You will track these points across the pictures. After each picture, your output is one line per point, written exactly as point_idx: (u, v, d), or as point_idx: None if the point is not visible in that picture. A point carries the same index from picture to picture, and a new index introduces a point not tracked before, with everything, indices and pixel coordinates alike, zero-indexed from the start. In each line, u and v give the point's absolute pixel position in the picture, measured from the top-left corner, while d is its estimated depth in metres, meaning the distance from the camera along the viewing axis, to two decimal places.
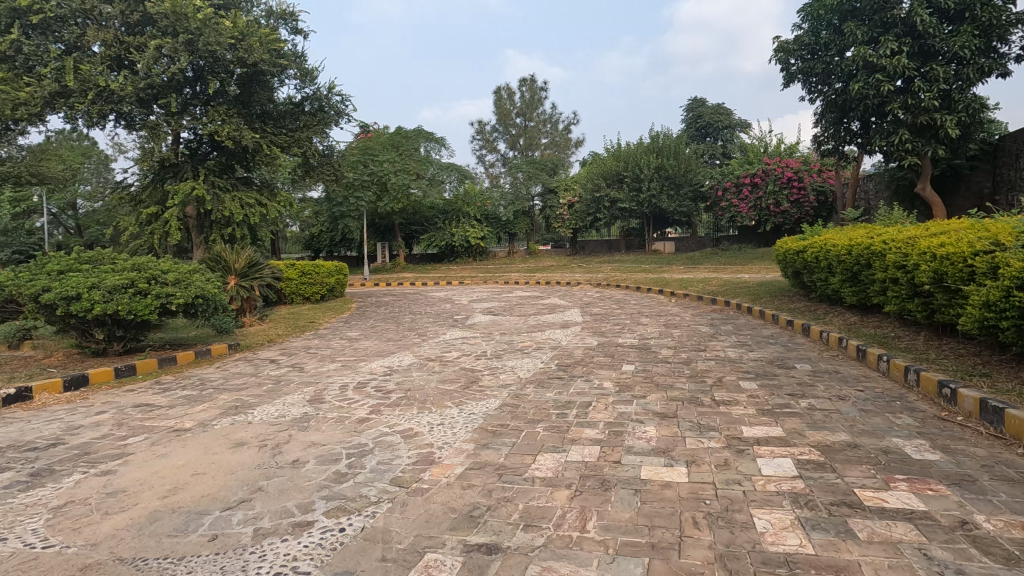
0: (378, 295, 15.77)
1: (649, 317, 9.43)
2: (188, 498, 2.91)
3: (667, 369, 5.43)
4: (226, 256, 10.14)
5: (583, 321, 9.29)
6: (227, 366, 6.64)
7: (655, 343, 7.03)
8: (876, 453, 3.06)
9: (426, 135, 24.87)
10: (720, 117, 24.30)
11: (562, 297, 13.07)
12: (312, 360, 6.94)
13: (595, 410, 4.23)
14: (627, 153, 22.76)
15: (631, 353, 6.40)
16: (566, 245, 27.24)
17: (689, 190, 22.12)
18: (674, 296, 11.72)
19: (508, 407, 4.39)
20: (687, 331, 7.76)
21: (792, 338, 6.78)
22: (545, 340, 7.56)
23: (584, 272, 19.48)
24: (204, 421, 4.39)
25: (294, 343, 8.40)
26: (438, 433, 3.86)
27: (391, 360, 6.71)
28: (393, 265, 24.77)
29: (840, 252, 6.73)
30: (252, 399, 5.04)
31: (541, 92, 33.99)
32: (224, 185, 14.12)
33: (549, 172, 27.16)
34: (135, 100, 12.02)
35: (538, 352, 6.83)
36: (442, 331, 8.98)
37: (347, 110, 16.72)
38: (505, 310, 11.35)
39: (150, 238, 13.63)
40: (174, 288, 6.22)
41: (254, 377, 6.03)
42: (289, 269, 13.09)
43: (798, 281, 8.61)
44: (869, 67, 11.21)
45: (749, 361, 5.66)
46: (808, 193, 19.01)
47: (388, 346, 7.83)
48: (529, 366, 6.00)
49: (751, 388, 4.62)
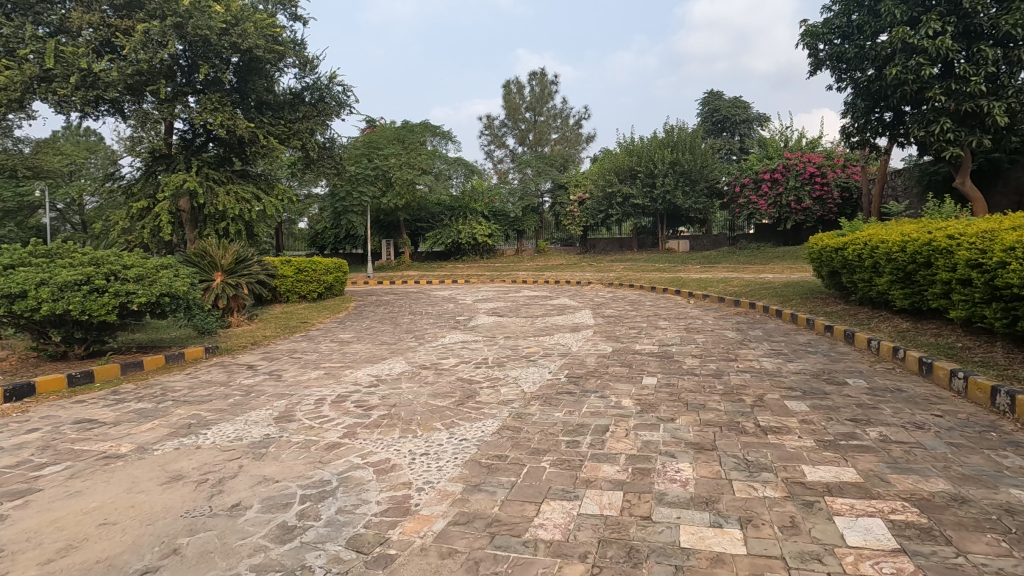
0: (379, 294, 15.05)
1: (667, 320, 8.63)
2: (78, 566, 2.19)
3: (696, 383, 4.66)
4: (212, 251, 9.40)
5: (596, 324, 8.51)
6: (197, 373, 5.94)
7: (678, 350, 6.25)
8: (997, 513, 2.29)
9: (432, 129, 24.16)
10: (737, 111, 23.32)
11: (572, 297, 12.31)
12: (294, 367, 6.22)
13: (613, 437, 3.47)
14: (640, 148, 21.90)
15: (651, 362, 5.63)
16: (575, 243, 26.45)
17: (705, 186, 21.25)
18: (692, 296, 10.92)
19: (508, 432, 3.64)
20: (712, 338, 6.96)
21: (834, 347, 5.96)
22: (554, 346, 6.81)
23: (595, 271, 18.68)
24: (144, 445, 3.68)
25: (280, 346, 7.68)
26: (420, 467, 3.11)
27: (381, 367, 5.99)
28: (399, 263, 24.15)
29: (890, 248, 5.91)
30: (212, 415, 4.33)
31: (552, 86, 33.16)
32: (219, 177, 13.50)
33: (559, 167, 26.50)
34: (122, 87, 11.38)
35: (545, 359, 6.06)
36: (442, 334, 8.24)
37: (349, 101, 16.08)
38: (511, 311, 10.62)
39: (142, 233, 13.04)
40: (137, 285, 5.54)
41: (224, 387, 5.32)
42: (286, 266, 12.29)
43: (835, 283, 7.78)
44: (908, 50, 10.38)
45: (791, 375, 4.86)
46: (831, 190, 18.04)
47: (380, 351, 7.09)
48: (535, 376, 5.24)
49: (801, 410, 3.84)
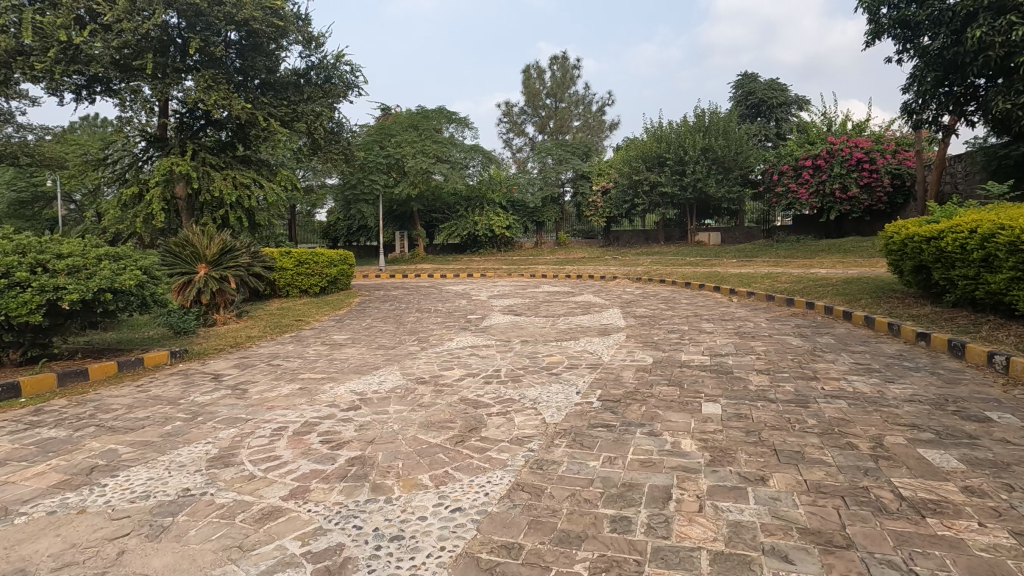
0: (387, 289, 13.99)
1: (712, 322, 7.38)
2: None
3: (779, 417, 3.45)
4: (195, 240, 8.40)
5: (628, 327, 7.29)
6: (148, 386, 4.90)
7: (737, 363, 5.02)
8: None
9: (449, 115, 22.76)
10: (775, 93, 21.56)
11: (597, 294, 11.09)
12: (265, 379, 5.13)
13: (683, 515, 2.29)
14: (669, 133, 20.50)
15: (708, 381, 4.43)
16: (598, 236, 25.20)
17: (739, 174, 19.72)
18: (736, 295, 9.61)
19: (524, 499, 2.49)
20: (774, 346, 5.70)
21: (938, 363, 4.69)
22: (580, 354, 5.65)
23: (620, 265, 17.42)
24: (10, 505, 2.61)
25: (261, 350, 6.64)
26: (384, 570, 1.99)
27: (369, 381, 4.88)
28: (412, 257, 23.16)
29: (1013, 236, 4.63)
30: (129, 453, 3.25)
31: (574, 71, 31.75)
32: (216, 162, 12.58)
33: (581, 156, 25.30)
34: (106, 61, 10.73)
35: (571, 374, 4.89)
36: (449, 336, 7.10)
37: (357, 82, 15.11)
38: (529, 308, 9.47)
39: (134, 222, 12.16)
40: (68, 280, 4.52)
41: (168, 407, 4.24)
42: (285, 258, 11.35)
43: (919, 280, 6.49)
44: (993, 10, 8.99)
45: (905, 405, 3.61)
46: (882, 177, 16.29)
47: (374, 358, 5.99)
48: (559, 399, 4.08)
49: (953, 467, 2.62)
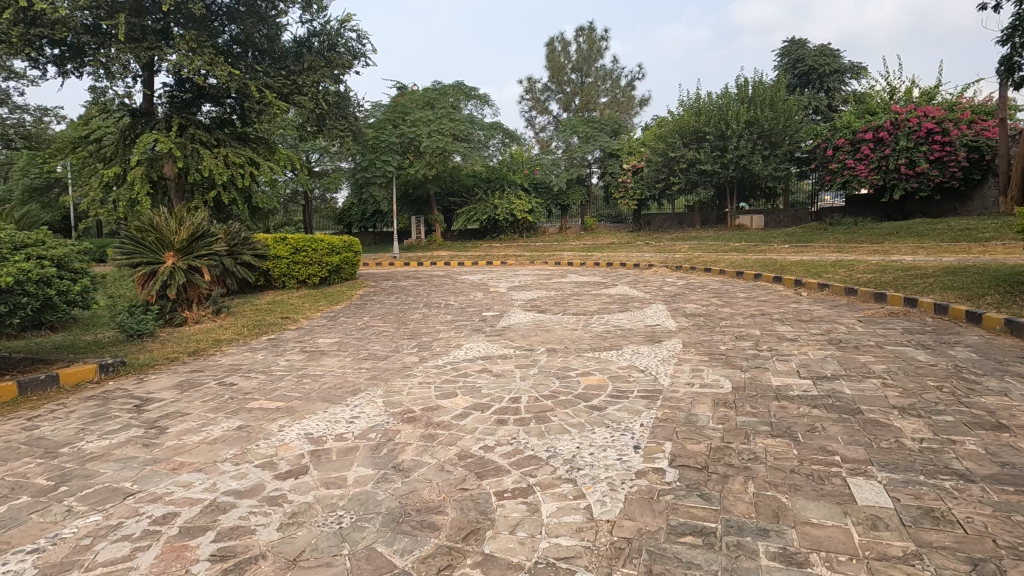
0: (397, 278, 12.63)
1: (790, 325, 5.82)
2: None
3: (1013, 527, 1.92)
4: (159, 224, 7.05)
5: (682, 330, 5.76)
6: (39, 421, 3.58)
7: (860, 394, 3.47)
8: None
9: (466, 91, 21.29)
10: (826, 59, 19.45)
11: (633, 285, 9.55)
12: (201, 409, 3.77)
13: None
14: (708, 105, 18.66)
15: (836, 430, 2.91)
16: (627, 220, 23.54)
17: (786, 150, 17.83)
18: (805, 287, 7.99)
19: None
20: (898, 365, 4.13)
21: None
22: (630, 374, 4.16)
23: (654, 251, 15.84)
24: None
25: (222, 360, 5.32)
26: None
27: (336, 417, 3.47)
28: (429, 243, 21.84)
29: None
30: None
31: (600, 43, 29.85)
32: (207, 138, 11.29)
33: (609, 134, 23.60)
34: (73, 24, 9.51)
35: (622, 408, 3.41)
36: (457, 342, 5.67)
37: (363, 50, 13.66)
38: (556, 303, 8.02)
39: (116, 206, 11.05)
40: None
41: (35, 463, 2.91)
42: (279, 245, 10.07)
43: None
44: None
45: None
46: (956, 149, 14.27)
47: (358, 374, 4.60)
48: (611, 462, 2.62)
49: None
